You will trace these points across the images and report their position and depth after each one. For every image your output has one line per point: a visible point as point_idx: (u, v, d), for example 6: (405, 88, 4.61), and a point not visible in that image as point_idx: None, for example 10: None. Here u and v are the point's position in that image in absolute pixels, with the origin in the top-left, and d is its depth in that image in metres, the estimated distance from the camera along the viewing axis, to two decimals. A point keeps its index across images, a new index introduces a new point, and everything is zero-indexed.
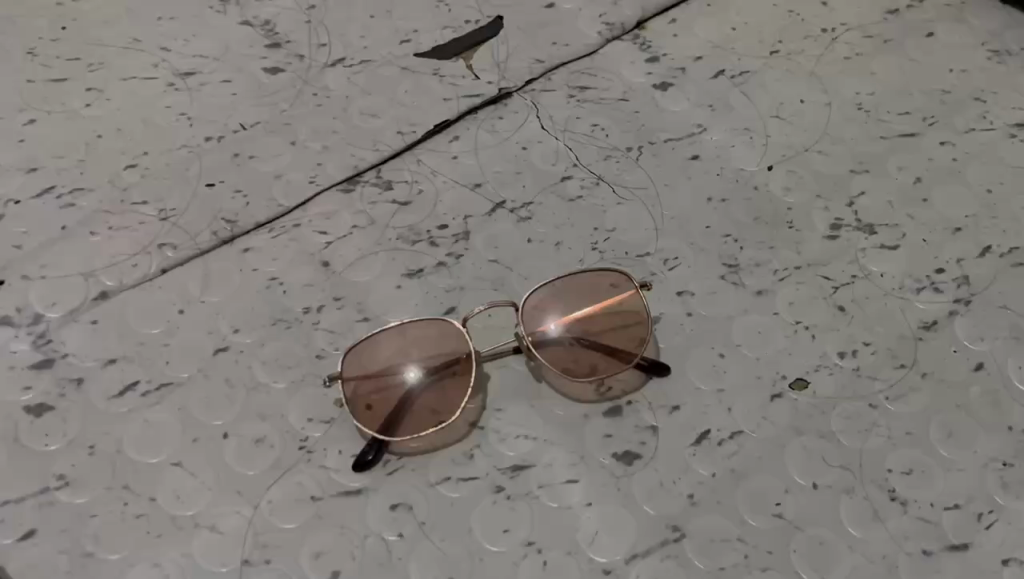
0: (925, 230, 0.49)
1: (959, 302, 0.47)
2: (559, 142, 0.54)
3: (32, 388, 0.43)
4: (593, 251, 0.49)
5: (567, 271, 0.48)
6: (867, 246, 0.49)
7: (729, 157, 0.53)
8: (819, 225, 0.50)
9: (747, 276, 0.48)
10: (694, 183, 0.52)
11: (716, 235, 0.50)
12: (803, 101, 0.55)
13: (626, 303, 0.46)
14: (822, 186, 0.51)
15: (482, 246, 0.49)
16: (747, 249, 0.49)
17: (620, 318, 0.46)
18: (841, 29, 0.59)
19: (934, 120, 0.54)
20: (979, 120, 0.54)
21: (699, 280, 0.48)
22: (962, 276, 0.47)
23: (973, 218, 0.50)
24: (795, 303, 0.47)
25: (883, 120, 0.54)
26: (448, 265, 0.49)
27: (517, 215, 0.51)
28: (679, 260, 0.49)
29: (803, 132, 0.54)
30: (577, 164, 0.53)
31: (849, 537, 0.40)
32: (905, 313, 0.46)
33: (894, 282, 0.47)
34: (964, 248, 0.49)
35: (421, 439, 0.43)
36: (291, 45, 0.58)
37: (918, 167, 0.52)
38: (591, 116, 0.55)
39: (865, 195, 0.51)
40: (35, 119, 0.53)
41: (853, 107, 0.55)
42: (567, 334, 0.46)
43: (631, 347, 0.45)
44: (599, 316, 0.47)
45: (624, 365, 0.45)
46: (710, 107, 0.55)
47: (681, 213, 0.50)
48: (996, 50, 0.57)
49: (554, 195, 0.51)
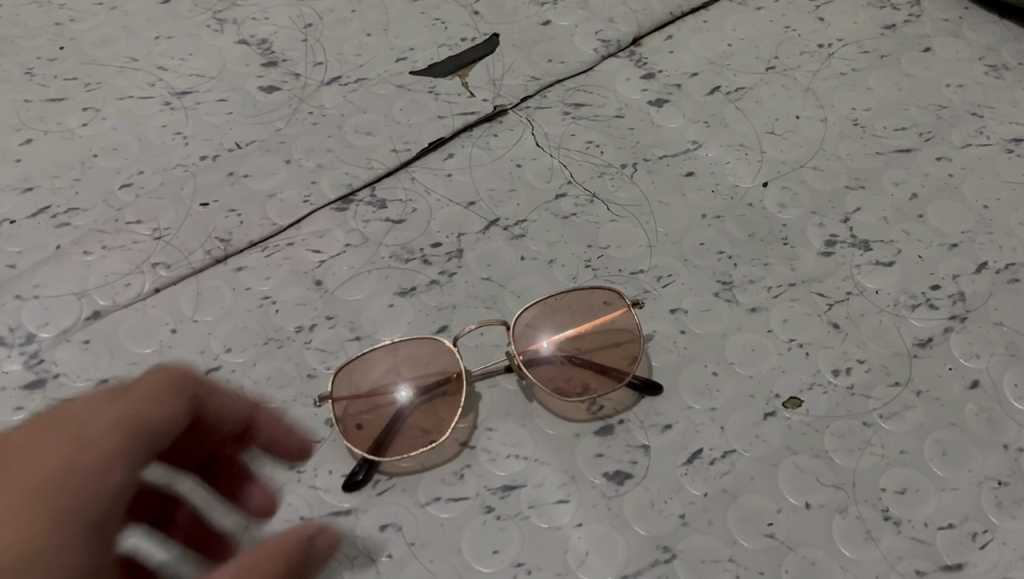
0: (920, 247, 0.49)
1: (955, 319, 0.46)
2: (553, 159, 0.54)
3: (24, 409, 0.43)
4: (587, 269, 0.49)
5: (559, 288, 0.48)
6: (862, 263, 0.48)
7: (723, 173, 0.53)
8: (814, 241, 0.50)
9: (740, 293, 0.48)
10: (688, 200, 0.51)
11: (711, 252, 0.49)
12: (799, 116, 0.55)
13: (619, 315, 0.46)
14: (817, 203, 0.51)
15: (475, 264, 0.49)
16: (741, 266, 0.49)
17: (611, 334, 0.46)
18: (838, 44, 0.59)
19: (930, 135, 0.53)
20: (976, 135, 0.53)
21: (692, 298, 0.48)
22: (957, 293, 0.47)
23: (969, 233, 0.49)
24: (790, 321, 0.46)
25: (879, 135, 0.54)
26: (440, 282, 0.49)
27: (510, 232, 0.50)
28: (672, 277, 0.48)
29: (798, 148, 0.53)
30: (571, 182, 0.52)
31: (841, 557, 0.39)
32: (900, 331, 0.46)
33: (889, 299, 0.47)
34: (960, 264, 0.48)
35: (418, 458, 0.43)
36: (287, 63, 0.58)
37: (913, 183, 0.51)
38: (586, 132, 0.55)
39: (860, 211, 0.50)
40: (31, 139, 0.54)
41: (849, 122, 0.54)
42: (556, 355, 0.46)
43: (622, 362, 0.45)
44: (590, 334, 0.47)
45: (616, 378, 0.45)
46: (705, 123, 0.55)
47: (675, 230, 0.50)
48: (993, 65, 0.57)
49: (547, 212, 0.51)
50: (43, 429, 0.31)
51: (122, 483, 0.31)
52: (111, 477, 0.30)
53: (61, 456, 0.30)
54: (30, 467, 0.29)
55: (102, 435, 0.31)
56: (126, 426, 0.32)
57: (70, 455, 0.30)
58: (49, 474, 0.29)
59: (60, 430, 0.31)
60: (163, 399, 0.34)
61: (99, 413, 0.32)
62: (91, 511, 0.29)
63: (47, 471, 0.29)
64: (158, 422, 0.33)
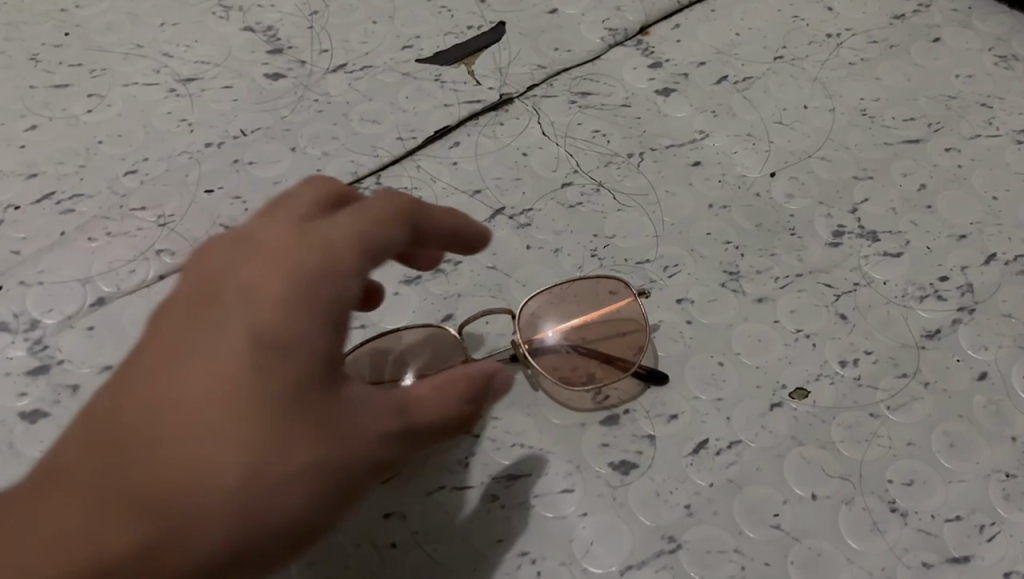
0: (929, 238, 0.49)
1: (963, 310, 0.46)
2: (560, 148, 0.53)
3: (28, 395, 0.43)
4: (592, 258, 0.49)
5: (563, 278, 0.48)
6: (870, 253, 0.48)
7: (730, 163, 0.52)
8: (822, 232, 0.49)
9: (747, 283, 0.47)
10: (695, 190, 0.51)
11: (718, 242, 0.49)
12: (807, 106, 0.55)
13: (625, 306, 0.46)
14: (825, 193, 0.51)
15: (481, 252, 0.49)
16: (748, 256, 0.48)
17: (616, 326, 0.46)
18: (847, 34, 0.58)
19: (939, 126, 0.53)
20: (985, 126, 0.53)
21: (699, 288, 0.47)
22: (966, 284, 0.47)
23: (978, 224, 0.49)
24: (797, 312, 0.46)
25: (887, 126, 0.53)
26: (446, 271, 0.48)
27: (516, 221, 0.50)
28: (678, 267, 0.48)
29: (806, 138, 0.53)
30: (577, 171, 0.52)
31: (848, 549, 0.39)
32: (908, 322, 0.46)
33: (896, 290, 0.47)
34: (969, 256, 0.48)
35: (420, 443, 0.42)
36: (293, 51, 0.58)
37: (922, 174, 0.51)
38: (592, 121, 0.54)
39: (868, 201, 0.50)
40: (36, 125, 0.54)
41: (857, 112, 0.54)
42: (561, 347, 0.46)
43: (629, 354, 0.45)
44: (593, 326, 0.47)
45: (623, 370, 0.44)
46: (712, 113, 0.55)
47: (681, 220, 0.50)
48: (1003, 55, 0.57)
49: (553, 201, 0.51)
50: (295, 228, 0.32)
51: (358, 283, 0.33)
52: (352, 281, 0.32)
53: (317, 256, 0.32)
54: (285, 256, 0.31)
55: (347, 244, 0.33)
56: (367, 236, 0.33)
57: (325, 259, 0.32)
58: (298, 266, 0.31)
59: (313, 230, 0.32)
60: (397, 215, 0.35)
61: (343, 221, 0.33)
62: (339, 305, 0.31)
63: (308, 263, 0.31)
64: (390, 237, 0.34)
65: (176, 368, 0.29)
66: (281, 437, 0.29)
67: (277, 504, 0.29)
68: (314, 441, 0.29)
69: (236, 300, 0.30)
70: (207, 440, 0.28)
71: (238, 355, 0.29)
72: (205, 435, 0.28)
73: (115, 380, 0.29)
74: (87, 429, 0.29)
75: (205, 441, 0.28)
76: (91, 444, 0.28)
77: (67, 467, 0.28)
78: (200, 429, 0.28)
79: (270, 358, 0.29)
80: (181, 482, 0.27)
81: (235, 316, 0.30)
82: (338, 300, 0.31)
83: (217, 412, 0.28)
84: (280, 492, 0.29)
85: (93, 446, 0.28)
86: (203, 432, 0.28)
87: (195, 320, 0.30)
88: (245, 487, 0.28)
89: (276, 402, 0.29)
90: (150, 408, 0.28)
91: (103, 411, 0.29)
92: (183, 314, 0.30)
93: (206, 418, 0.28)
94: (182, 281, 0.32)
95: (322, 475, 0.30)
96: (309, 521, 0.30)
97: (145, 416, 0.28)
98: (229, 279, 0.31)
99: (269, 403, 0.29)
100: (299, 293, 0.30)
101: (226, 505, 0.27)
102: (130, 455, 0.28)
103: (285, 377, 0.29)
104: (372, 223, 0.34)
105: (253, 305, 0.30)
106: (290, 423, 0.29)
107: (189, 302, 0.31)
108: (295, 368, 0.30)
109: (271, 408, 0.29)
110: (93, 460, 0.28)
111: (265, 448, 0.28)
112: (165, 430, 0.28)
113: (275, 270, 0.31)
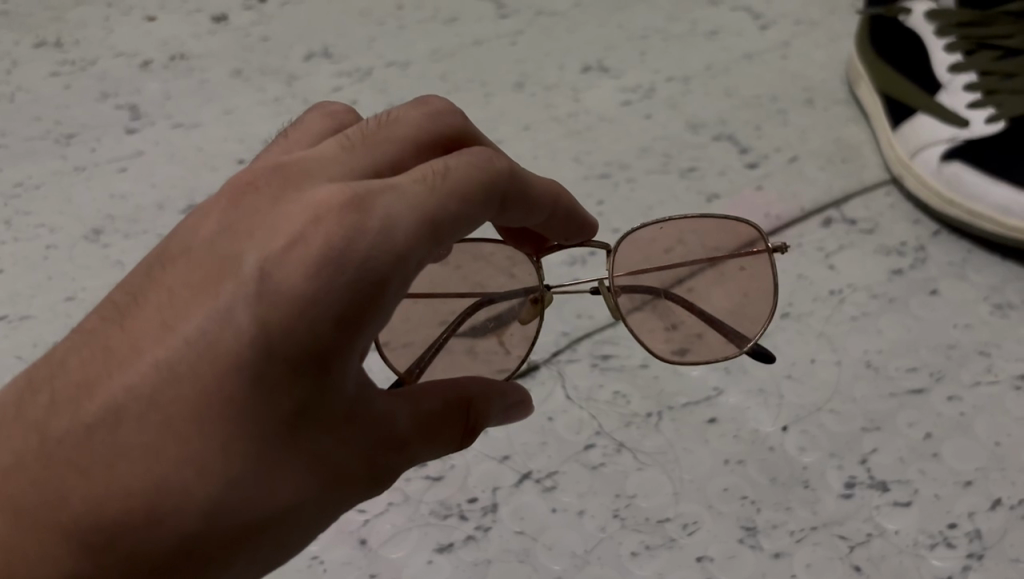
0: (937, 485, 0.51)
1: (973, 556, 0.48)
2: (582, 410, 0.56)
3: None
4: (615, 519, 0.51)
5: (704, 242, 0.58)
6: (881, 503, 0.51)
7: (744, 418, 0.55)
8: (834, 483, 0.52)
9: (764, 538, 0.50)
10: (712, 446, 0.54)
11: (734, 497, 0.52)
12: (814, 360, 0.57)
13: (770, 284, 0.57)
14: (835, 445, 0.53)
15: (510, 518, 0.52)
16: (763, 510, 0.51)
17: (746, 308, 0.58)
18: (848, 290, 0.61)
19: (940, 375, 0.56)
20: (984, 373, 0.56)
21: (718, 545, 0.50)
22: (974, 530, 0.49)
23: (982, 470, 0.51)
24: (813, 565, 0.48)
25: (892, 377, 0.56)
26: (476, 537, 0.51)
27: (542, 484, 0.53)
28: (697, 524, 0.51)
29: (815, 390, 0.56)
30: (600, 432, 0.55)
31: None
32: (920, 570, 0.48)
33: (908, 539, 0.49)
34: (975, 501, 0.50)
35: (433, 347, 0.56)
36: None
37: (927, 423, 0.54)
38: (613, 382, 0.58)
39: (877, 452, 0.53)
40: None
41: (862, 364, 0.57)
42: (656, 266, 0.58)
43: (737, 333, 0.57)
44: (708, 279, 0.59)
45: (729, 346, 0.56)
46: (726, 369, 0.58)
47: (699, 477, 0.53)
48: (997, 304, 0.60)
49: (577, 463, 0.54)
50: (347, 199, 0.36)
51: (418, 259, 0.36)
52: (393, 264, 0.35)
53: (362, 243, 0.35)
54: (319, 238, 0.35)
55: (405, 223, 0.36)
56: (428, 214, 0.37)
57: (371, 244, 0.35)
58: (329, 256, 0.35)
59: (369, 202, 0.36)
60: (470, 191, 0.39)
61: (395, 201, 0.36)
62: (373, 296, 0.35)
63: (337, 249, 0.35)
64: (459, 213, 0.38)
65: (166, 367, 0.34)
66: (257, 445, 0.34)
67: (239, 528, 0.35)
68: (285, 470, 0.35)
69: (250, 287, 0.35)
70: (178, 450, 0.34)
71: (233, 360, 0.34)
72: (171, 450, 0.33)
73: (112, 363, 0.35)
74: (69, 412, 0.35)
75: (171, 461, 0.33)
76: (66, 430, 0.35)
77: (54, 441, 0.35)
78: (176, 432, 0.34)
79: (267, 366, 0.34)
80: (143, 501, 0.33)
81: (242, 308, 0.34)
82: (374, 289, 0.35)
83: (190, 427, 0.34)
84: (238, 501, 0.34)
85: (68, 432, 0.35)
86: (172, 447, 0.34)
87: (207, 303, 0.35)
88: (213, 511, 0.34)
89: (257, 421, 0.34)
90: (129, 406, 0.34)
91: (93, 396, 0.35)
92: (203, 297, 0.35)
93: (180, 429, 0.34)
94: (209, 254, 0.37)
95: (288, 503, 0.36)
96: (273, 541, 0.36)
97: (123, 411, 0.34)
98: (250, 260, 0.36)
99: (247, 424, 0.34)
100: (326, 285, 0.34)
101: (182, 528, 0.33)
102: (111, 446, 0.34)
103: (278, 388, 0.34)
104: (439, 200, 0.37)
105: (267, 299, 0.34)
106: (263, 450, 0.35)
107: (208, 280, 0.36)
108: (296, 375, 0.34)
109: (249, 425, 0.34)
110: (66, 448, 0.34)
111: (232, 477, 0.34)
112: (138, 435, 0.34)
113: (303, 257, 0.35)
